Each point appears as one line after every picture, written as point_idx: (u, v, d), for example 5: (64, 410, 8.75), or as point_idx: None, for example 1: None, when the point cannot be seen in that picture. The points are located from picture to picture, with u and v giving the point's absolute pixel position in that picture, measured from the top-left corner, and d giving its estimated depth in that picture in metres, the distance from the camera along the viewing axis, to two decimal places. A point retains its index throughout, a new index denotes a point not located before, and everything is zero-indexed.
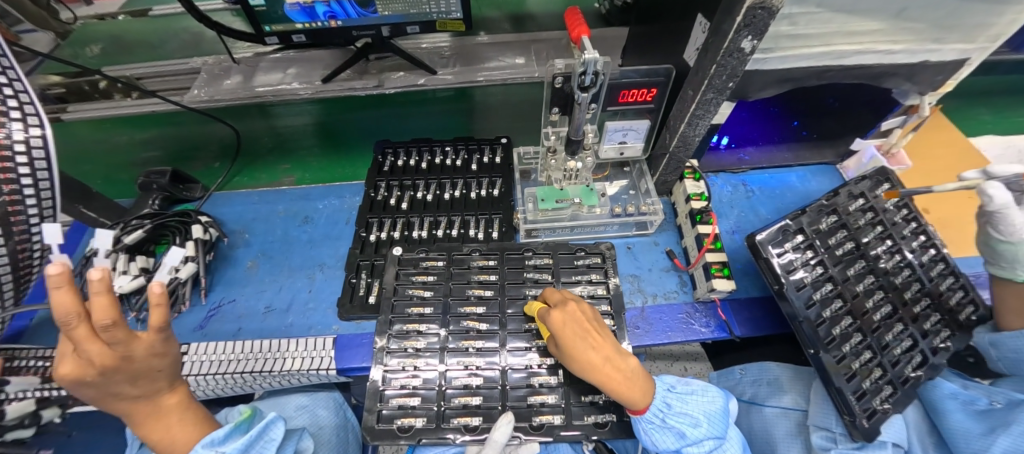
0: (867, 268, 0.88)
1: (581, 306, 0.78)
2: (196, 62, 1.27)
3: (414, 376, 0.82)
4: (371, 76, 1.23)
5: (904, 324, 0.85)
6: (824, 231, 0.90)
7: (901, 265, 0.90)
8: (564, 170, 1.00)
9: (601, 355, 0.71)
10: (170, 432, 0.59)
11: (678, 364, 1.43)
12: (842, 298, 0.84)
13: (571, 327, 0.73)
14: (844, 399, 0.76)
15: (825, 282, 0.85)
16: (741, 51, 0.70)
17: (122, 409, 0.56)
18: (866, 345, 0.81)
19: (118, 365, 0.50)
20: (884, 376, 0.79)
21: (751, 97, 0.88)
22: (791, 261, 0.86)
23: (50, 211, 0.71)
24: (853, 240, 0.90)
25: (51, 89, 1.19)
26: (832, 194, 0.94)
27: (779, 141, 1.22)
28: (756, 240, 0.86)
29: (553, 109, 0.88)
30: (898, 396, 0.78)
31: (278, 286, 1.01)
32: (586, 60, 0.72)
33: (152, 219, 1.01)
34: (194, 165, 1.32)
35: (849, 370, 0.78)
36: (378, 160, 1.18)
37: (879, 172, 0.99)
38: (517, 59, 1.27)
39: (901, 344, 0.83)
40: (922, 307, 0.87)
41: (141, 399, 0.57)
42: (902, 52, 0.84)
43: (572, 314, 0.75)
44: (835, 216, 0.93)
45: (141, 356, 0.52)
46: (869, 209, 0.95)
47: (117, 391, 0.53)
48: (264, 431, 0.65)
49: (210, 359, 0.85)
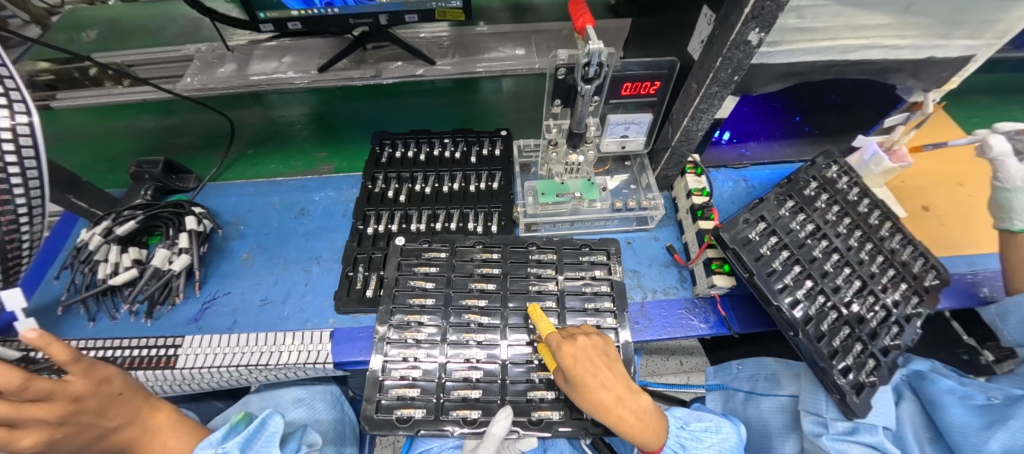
0: (830, 247, 0.88)
1: (591, 339, 0.74)
2: (190, 50, 1.25)
3: (414, 367, 0.81)
4: (368, 66, 1.21)
5: (875, 297, 0.85)
6: (785, 218, 0.90)
7: (863, 241, 0.91)
8: (565, 163, 0.98)
9: (614, 395, 0.69)
10: (167, 445, 0.64)
11: (675, 359, 1.44)
12: (813, 279, 0.84)
13: (584, 363, 0.70)
14: (832, 379, 0.76)
15: (793, 266, 0.84)
16: (748, 43, 0.69)
17: (112, 443, 0.60)
18: (843, 321, 0.81)
19: (71, 409, 0.53)
20: (865, 349, 0.80)
21: (755, 91, 0.87)
22: (759, 247, 0.85)
23: (38, 201, 0.69)
24: (814, 222, 0.91)
25: (39, 76, 1.17)
26: (786, 182, 0.95)
27: (781, 137, 1.22)
28: (721, 232, 0.84)
29: (555, 101, 0.87)
30: (882, 368, 0.79)
31: (273, 279, 0.99)
32: (590, 50, 0.70)
33: (144, 210, 1.00)
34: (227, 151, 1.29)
35: (832, 348, 0.78)
36: (376, 151, 1.17)
37: (828, 155, 1.02)
38: (517, 50, 1.25)
39: (875, 316, 0.83)
40: (888, 279, 0.87)
41: (124, 434, 0.61)
42: (908, 48, 0.83)
43: (583, 350, 0.71)
44: (792, 201, 0.93)
45: (88, 391, 0.55)
46: (824, 190, 0.96)
47: (95, 430, 0.57)
48: (261, 426, 0.66)
49: (205, 352, 0.84)
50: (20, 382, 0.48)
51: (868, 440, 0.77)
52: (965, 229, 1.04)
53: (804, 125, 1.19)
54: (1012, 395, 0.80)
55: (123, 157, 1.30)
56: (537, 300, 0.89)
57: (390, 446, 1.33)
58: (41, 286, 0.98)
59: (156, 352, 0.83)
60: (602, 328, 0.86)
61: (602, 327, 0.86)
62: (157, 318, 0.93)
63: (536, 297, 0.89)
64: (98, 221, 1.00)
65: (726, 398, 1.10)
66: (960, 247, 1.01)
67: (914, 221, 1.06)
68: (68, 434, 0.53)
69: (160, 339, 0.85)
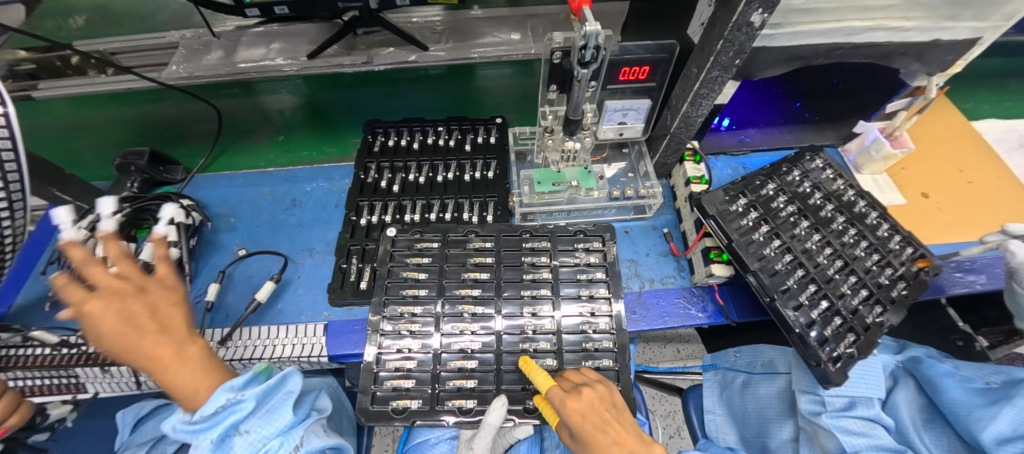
0: (813, 227, 0.90)
1: (597, 390, 0.70)
2: (174, 36, 1.21)
3: (408, 358, 0.80)
4: (359, 52, 1.17)
5: (857, 275, 0.85)
6: (768, 197, 0.93)
7: (847, 224, 0.92)
8: (562, 150, 0.96)
9: (625, 451, 0.65)
10: (189, 380, 0.61)
11: (671, 346, 1.46)
12: (792, 252, 0.86)
13: (592, 420, 0.66)
14: (807, 346, 0.76)
15: (773, 239, 0.87)
16: (751, 25, 0.66)
17: (141, 356, 0.59)
18: (822, 295, 0.82)
19: (138, 290, 0.62)
20: (845, 322, 0.79)
21: (756, 76, 0.85)
22: (740, 219, 0.88)
23: (19, 196, 0.67)
24: (796, 203, 0.93)
25: (20, 65, 1.12)
26: (770, 165, 0.98)
27: (780, 123, 1.19)
28: (700, 199, 0.89)
29: (552, 86, 0.84)
30: (863, 341, 0.77)
31: (266, 272, 0.98)
32: (587, 32, 0.66)
33: (131, 203, 0.97)
34: (256, 138, 1.31)
35: (808, 317, 0.79)
36: (368, 140, 1.14)
37: (812, 148, 1.03)
38: (512, 35, 1.22)
39: (857, 294, 0.83)
40: (873, 262, 0.87)
41: (157, 351, 0.59)
42: (914, 30, 0.81)
43: (589, 402, 0.68)
44: (774, 183, 0.96)
45: (150, 288, 0.63)
46: (807, 176, 0.98)
47: (138, 324, 0.59)
48: (282, 382, 0.66)
49: (198, 346, 0.83)
50: (115, 254, 0.64)
51: (866, 414, 0.78)
52: (960, 214, 1.03)
53: (804, 111, 1.15)
54: (1011, 378, 0.82)
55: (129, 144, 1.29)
56: (532, 288, 0.88)
57: (389, 435, 1.35)
58: (28, 282, 0.96)
59: None
60: (596, 315, 0.85)
61: (598, 313, 0.85)
62: None
63: (531, 285, 0.88)
64: (84, 215, 0.97)
65: (722, 385, 1.07)
66: (954, 232, 1.01)
67: (912, 208, 1.05)
68: (109, 309, 0.58)
69: None
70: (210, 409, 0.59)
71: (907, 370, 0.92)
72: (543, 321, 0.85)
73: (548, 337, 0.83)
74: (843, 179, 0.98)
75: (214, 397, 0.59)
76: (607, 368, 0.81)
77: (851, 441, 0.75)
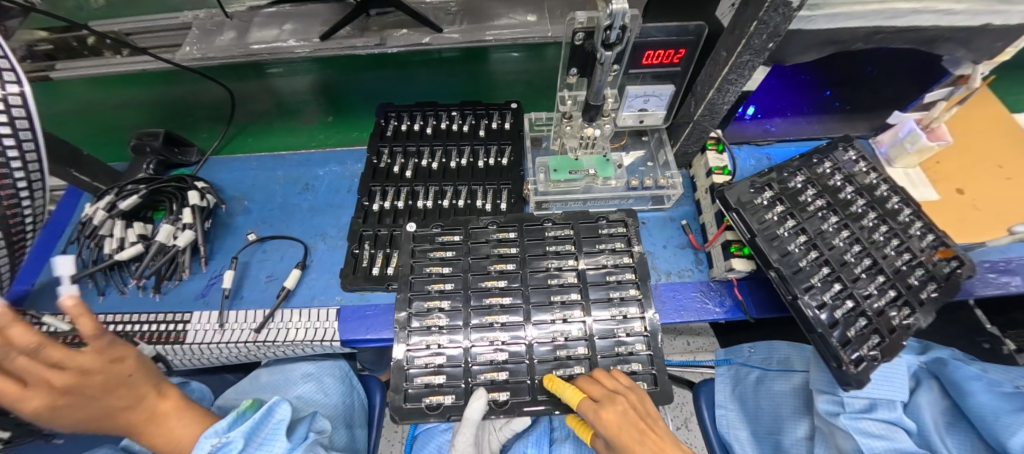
0: (842, 223, 0.86)
1: (630, 399, 0.71)
2: (187, 17, 1.20)
3: (438, 353, 0.79)
4: (372, 33, 1.15)
5: (886, 275, 0.82)
6: (796, 190, 0.89)
7: (878, 220, 0.88)
8: (580, 137, 0.93)
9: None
10: (176, 432, 0.67)
11: (681, 339, 1.44)
12: (818, 249, 0.82)
13: (627, 431, 0.69)
14: (828, 347, 0.74)
15: (798, 234, 0.83)
16: (788, 6, 0.61)
17: (120, 423, 0.64)
18: (847, 294, 0.79)
19: (79, 381, 0.57)
20: (869, 324, 0.76)
21: (788, 61, 0.80)
22: (765, 213, 0.85)
23: (37, 175, 0.71)
24: (825, 197, 0.89)
25: (38, 45, 1.13)
26: (800, 156, 0.94)
27: (808, 112, 1.14)
28: (724, 192, 0.86)
29: (572, 69, 0.81)
30: (888, 344, 0.74)
31: (280, 256, 0.98)
32: (613, 11, 0.61)
33: (146, 185, 0.98)
34: (304, 118, 1.32)
35: (831, 317, 0.76)
36: (380, 124, 1.12)
37: (845, 138, 0.99)
38: (528, 17, 1.18)
39: (885, 295, 0.79)
40: (904, 263, 0.83)
41: (137, 417, 0.65)
42: (963, 13, 0.75)
43: (625, 414, 0.69)
44: (803, 175, 0.92)
45: (96, 367, 0.59)
46: (838, 170, 0.94)
47: (104, 407, 0.61)
48: (269, 413, 0.69)
49: (212, 328, 0.84)
50: (24, 345, 0.54)
51: (886, 416, 0.76)
52: (998, 211, 0.98)
53: (834, 100, 1.12)
54: None
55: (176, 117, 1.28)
56: (558, 277, 0.86)
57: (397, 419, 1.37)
58: (49, 260, 0.98)
59: (164, 328, 0.84)
60: (625, 300, 0.84)
61: (626, 299, 0.84)
62: (166, 293, 0.92)
63: (557, 274, 0.87)
64: (101, 195, 0.99)
65: (735, 380, 1.04)
66: (988, 231, 0.95)
67: (946, 205, 1.00)
68: (68, 404, 0.58)
69: (167, 314, 0.85)
70: None
71: (931, 371, 0.89)
72: (573, 310, 0.83)
73: (579, 325, 0.82)
74: (877, 172, 0.94)
75: (200, 445, 0.63)
76: (641, 354, 0.80)
77: (869, 443, 0.73)
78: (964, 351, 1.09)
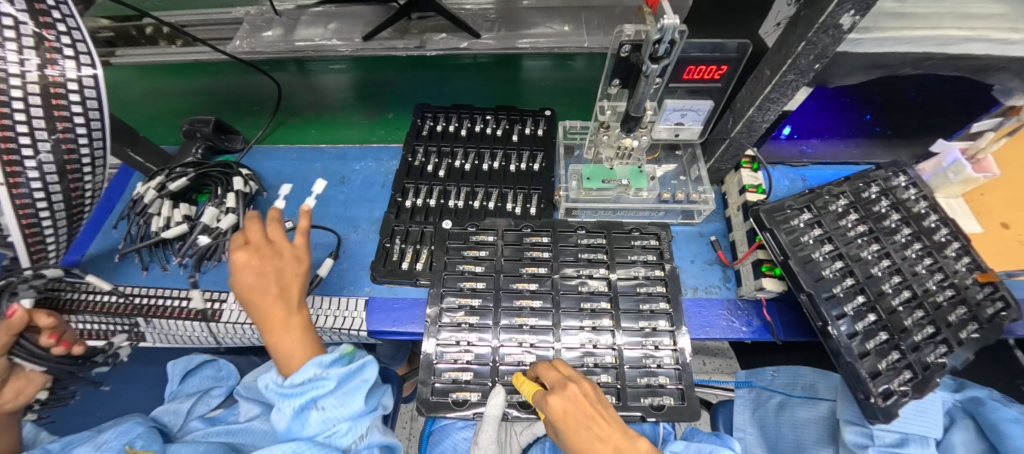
0: (883, 251, 0.84)
1: (582, 387, 0.68)
2: (240, 12, 1.27)
3: (467, 350, 0.81)
4: (412, 36, 1.18)
5: (925, 310, 0.80)
6: (837, 214, 0.88)
7: (917, 251, 0.86)
8: (617, 147, 0.94)
9: (611, 448, 0.64)
10: (293, 345, 0.71)
11: (698, 358, 1.42)
12: (854, 276, 0.81)
13: (574, 418, 0.65)
14: (856, 377, 0.72)
15: (835, 260, 0.82)
16: (839, 28, 0.61)
17: (266, 315, 0.71)
18: (881, 326, 0.77)
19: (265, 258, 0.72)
20: (903, 358, 0.74)
21: (831, 83, 0.80)
22: (800, 237, 0.83)
23: (100, 152, 0.76)
24: (868, 224, 0.87)
25: (100, 32, 1.20)
26: (841, 180, 0.93)
27: (847, 135, 1.13)
28: (759, 211, 0.85)
29: (614, 80, 0.83)
30: (920, 381, 0.72)
31: (314, 245, 1.01)
32: (664, 26, 0.62)
33: (195, 169, 1.03)
34: (365, 113, 1.34)
35: (862, 349, 0.74)
36: (417, 124, 1.16)
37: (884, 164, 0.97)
38: (564, 27, 1.20)
39: (922, 330, 0.77)
40: (946, 299, 0.81)
41: (277, 318, 0.71)
42: (1021, 43, 0.73)
43: (572, 399, 0.66)
44: (847, 199, 0.90)
45: (280, 255, 0.74)
46: (885, 195, 0.92)
47: (266, 290, 0.71)
48: (360, 370, 0.70)
49: (244, 309, 0.87)
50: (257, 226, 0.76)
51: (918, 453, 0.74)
52: None
53: (875, 125, 1.09)
54: None
55: (241, 106, 1.33)
56: (589, 284, 0.88)
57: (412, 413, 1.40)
58: (100, 234, 1.04)
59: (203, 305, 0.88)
60: (655, 313, 0.85)
61: (656, 312, 0.85)
62: (205, 273, 0.96)
63: (586, 282, 0.88)
64: (153, 175, 1.03)
65: (756, 404, 1.03)
66: None
67: (991, 238, 0.96)
68: (256, 270, 0.71)
69: (207, 293, 0.89)
70: (299, 379, 0.67)
71: (966, 411, 0.86)
72: (601, 320, 0.84)
73: (608, 335, 0.83)
74: (917, 202, 0.92)
75: (305, 369, 0.67)
76: (669, 367, 0.80)
77: None
78: (1002, 391, 1.05)
